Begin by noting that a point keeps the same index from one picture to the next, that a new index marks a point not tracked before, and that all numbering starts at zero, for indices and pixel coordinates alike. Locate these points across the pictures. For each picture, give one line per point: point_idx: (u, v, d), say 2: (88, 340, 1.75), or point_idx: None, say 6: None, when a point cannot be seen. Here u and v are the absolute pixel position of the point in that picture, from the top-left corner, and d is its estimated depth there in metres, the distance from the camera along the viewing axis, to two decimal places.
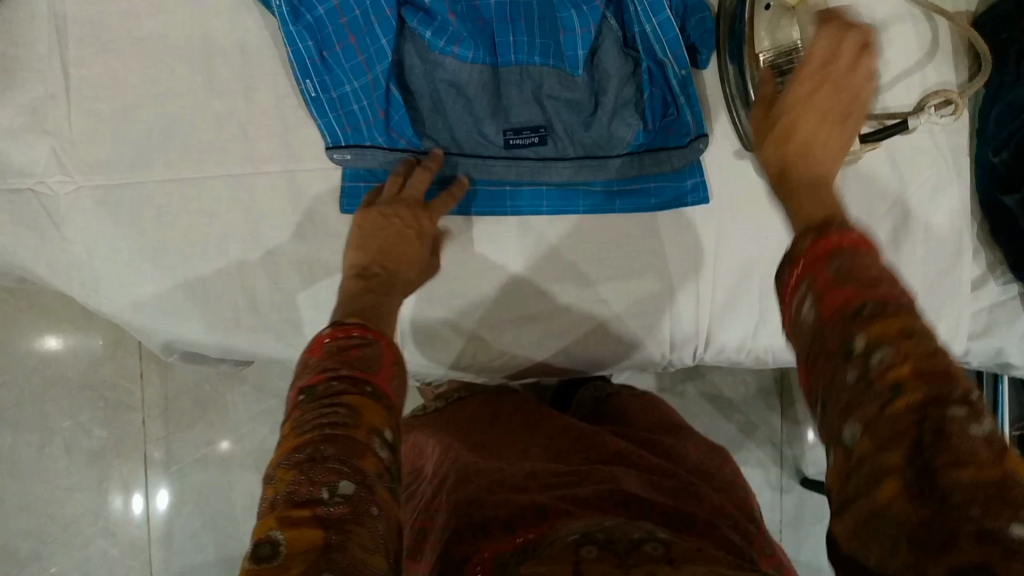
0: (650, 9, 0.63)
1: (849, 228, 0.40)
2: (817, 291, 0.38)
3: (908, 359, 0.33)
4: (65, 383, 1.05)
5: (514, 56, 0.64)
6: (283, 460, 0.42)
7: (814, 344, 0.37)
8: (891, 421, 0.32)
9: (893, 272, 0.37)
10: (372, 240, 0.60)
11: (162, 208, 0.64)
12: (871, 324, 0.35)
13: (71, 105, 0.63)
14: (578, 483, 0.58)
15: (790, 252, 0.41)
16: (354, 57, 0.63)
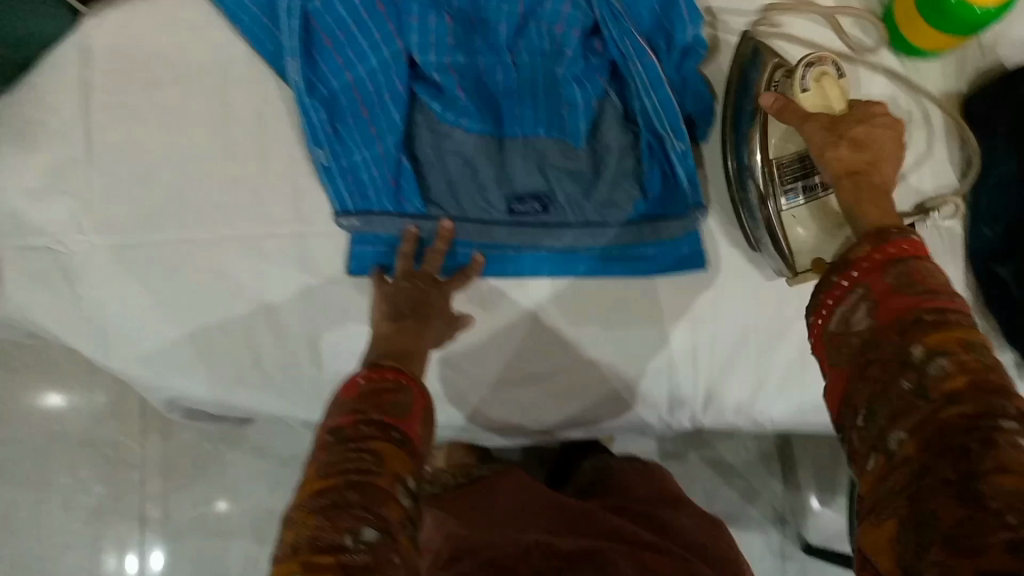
0: (650, 85, 0.65)
1: (907, 237, 0.46)
2: (876, 298, 0.44)
3: (963, 371, 0.39)
4: (67, 439, 1.05)
5: (519, 128, 0.67)
6: (308, 502, 0.45)
7: (868, 347, 0.44)
8: (935, 424, 0.38)
9: (949, 283, 0.44)
10: (400, 295, 0.62)
11: (174, 267, 0.66)
12: (930, 334, 0.41)
13: (90, 167, 0.66)
14: (571, 566, 0.59)
15: (849, 254, 0.48)
16: (365, 129, 0.65)
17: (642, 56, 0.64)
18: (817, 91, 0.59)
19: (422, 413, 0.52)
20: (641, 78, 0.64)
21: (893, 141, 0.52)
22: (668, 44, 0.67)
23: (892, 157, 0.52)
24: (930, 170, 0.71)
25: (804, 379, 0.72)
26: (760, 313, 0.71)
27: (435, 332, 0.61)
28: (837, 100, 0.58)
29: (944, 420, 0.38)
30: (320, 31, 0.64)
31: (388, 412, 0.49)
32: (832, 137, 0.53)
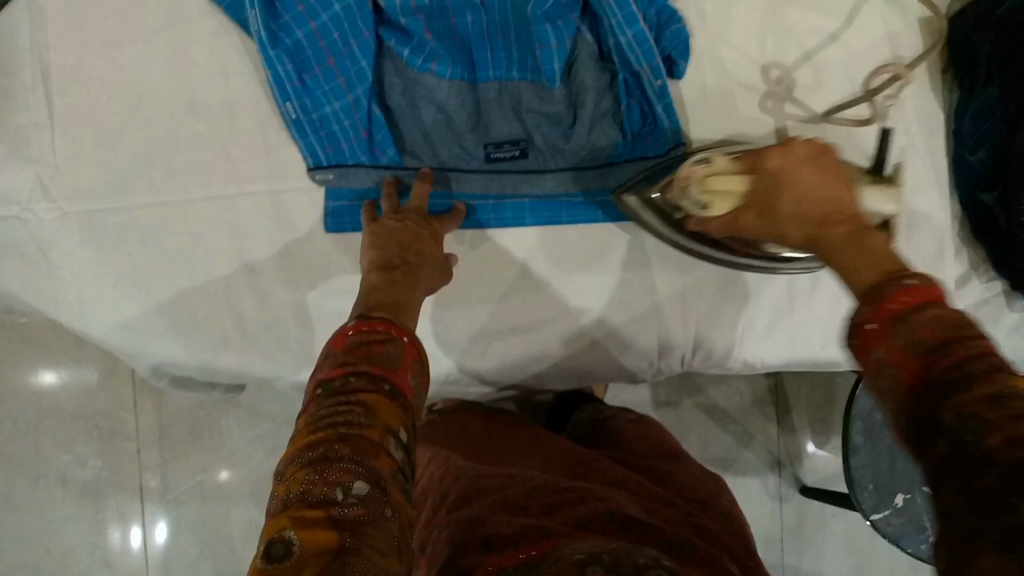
0: (623, 21, 0.63)
1: (900, 285, 0.42)
2: (894, 361, 0.39)
3: (995, 430, 0.33)
4: (60, 414, 1.05)
5: (492, 72, 0.66)
6: (296, 458, 0.44)
7: (902, 414, 0.39)
8: (982, 499, 0.32)
9: (965, 327, 0.38)
10: (387, 239, 0.61)
11: (148, 232, 0.65)
12: (954, 394, 0.35)
13: (56, 133, 0.64)
14: (580, 501, 0.59)
15: (853, 321, 0.43)
16: (334, 79, 0.64)
17: None
18: (718, 193, 0.55)
19: (416, 364, 0.51)
20: (614, 13, 0.63)
21: (819, 180, 0.51)
22: None
23: (840, 192, 0.51)
24: (911, 99, 0.70)
25: (792, 319, 0.71)
26: None
27: (429, 272, 0.60)
28: (737, 187, 0.54)
29: (985, 494, 0.32)
30: None
31: (379, 364, 0.48)
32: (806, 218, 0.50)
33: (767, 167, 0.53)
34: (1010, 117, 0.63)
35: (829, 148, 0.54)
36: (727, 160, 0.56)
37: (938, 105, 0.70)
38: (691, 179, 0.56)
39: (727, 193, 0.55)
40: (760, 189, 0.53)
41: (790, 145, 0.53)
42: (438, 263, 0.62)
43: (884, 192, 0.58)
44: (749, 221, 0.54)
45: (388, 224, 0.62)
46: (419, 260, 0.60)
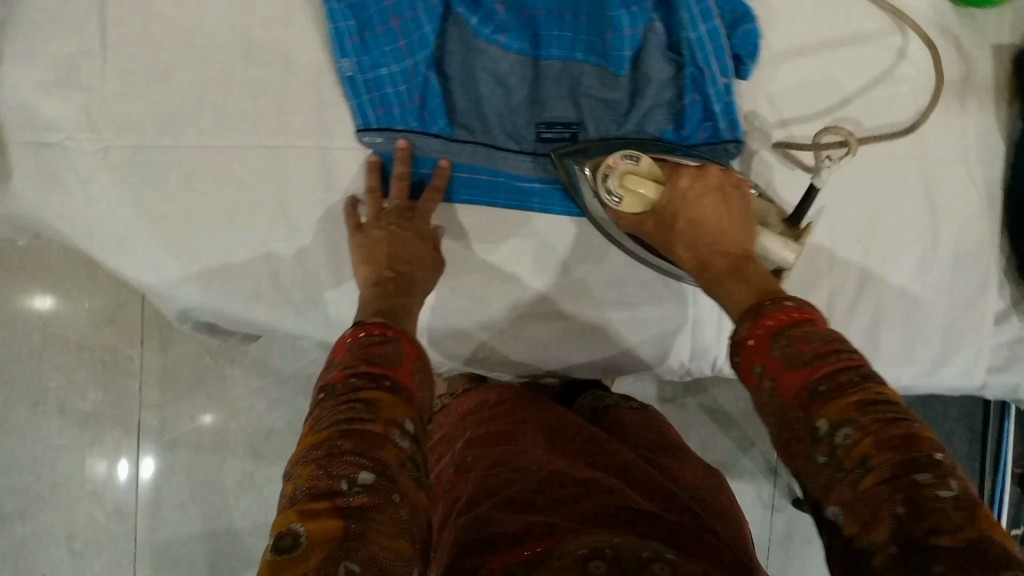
0: (700, 15, 0.62)
1: (776, 305, 0.50)
2: (772, 373, 0.48)
3: (868, 436, 0.42)
4: (64, 343, 1.04)
5: (555, 50, 0.64)
6: (302, 456, 0.45)
7: (781, 425, 0.47)
8: (863, 495, 0.41)
9: (828, 340, 0.47)
10: (375, 251, 0.62)
11: (191, 173, 0.63)
12: (828, 405, 0.44)
13: (106, 63, 0.62)
14: (585, 495, 0.59)
15: (736, 335, 0.52)
16: (395, 42, 0.62)
17: None
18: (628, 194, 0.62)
19: (415, 363, 0.53)
20: (691, 6, 0.61)
21: (710, 206, 0.60)
22: None
23: (732, 219, 0.60)
24: (975, 127, 0.69)
25: None
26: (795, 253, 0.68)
27: (423, 275, 0.62)
28: (651, 192, 0.62)
29: (866, 490, 0.41)
30: None
31: (379, 363, 0.50)
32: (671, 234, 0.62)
33: (676, 183, 0.62)
34: None
35: (736, 183, 0.62)
36: (648, 162, 0.62)
37: (1001, 136, 0.69)
38: (612, 170, 0.62)
39: (641, 195, 0.62)
40: (661, 202, 0.63)
41: (704, 172, 0.62)
42: (431, 260, 0.63)
43: (780, 240, 0.62)
44: (649, 230, 0.64)
45: (376, 224, 0.63)
46: (413, 272, 0.61)
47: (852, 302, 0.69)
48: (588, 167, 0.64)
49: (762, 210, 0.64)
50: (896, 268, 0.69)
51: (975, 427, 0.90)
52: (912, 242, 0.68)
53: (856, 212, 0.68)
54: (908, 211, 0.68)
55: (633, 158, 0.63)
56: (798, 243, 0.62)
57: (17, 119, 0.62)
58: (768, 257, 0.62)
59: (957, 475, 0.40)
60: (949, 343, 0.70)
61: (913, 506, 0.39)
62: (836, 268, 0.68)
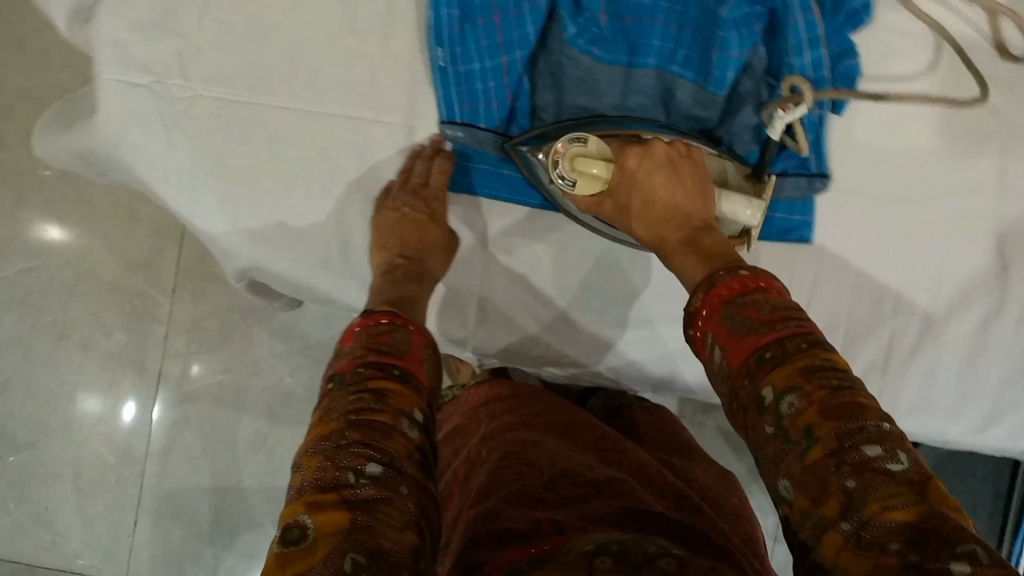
0: (806, 43, 0.61)
1: (725, 277, 0.49)
2: (721, 343, 0.46)
3: (813, 404, 0.40)
4: (96, 281, 1.03)
5: (653, 61, 0.63)
6: (310, 446, 0.44)
7: (732, 395, 0.46)
8: (812, 468, 0.39)
9: (777, 310, 0.45)
10: (391, 235, 0.62)
11: (276, 133, 0.63)
12: (773, 373, 0.42)
13: (206, 11, 0.62)
14: (594, 495, 0.56)
15: (689, 308, 0.51)
16: (493, 37, 0.62)
17: (805, 11, 0.61)
18: (581, 179, 0.60)
19: (425, 350, 0.52)
20: (799, 33, 0.61)
21: (667, 178, 0.60)
22: (835, 5, 0.63)
23: (686, 191, 0.59)
24: None
25: (883, 379, 0.69)
26: (861, 292, 0.68)
27: (434, 260, 0.63)
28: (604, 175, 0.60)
29: (814, 462, 0.39)
30: None
31: (388, 352, 0.49)
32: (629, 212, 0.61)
33: (625, 164, 0.61)
34: None
35: (686, 154, 0.62)
36: (597, 143, 0.61)
37: None
38: (562, 156, 0.60)
39: (594, 176, 0.60)
40: (614, 186, 0.61)
41: (649, 148, 0.61)
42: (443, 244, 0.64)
43: (744, 200, 0.62)
44: (607, 210, 0.62)
45: (401, 198, 0.63)
46: (424, 257, 0.62)
47: (913, 348, 0.68)
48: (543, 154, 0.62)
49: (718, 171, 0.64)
50: (962, 322, 0.68)
51: (1001, 489, 0.90)
52: (980, 297, 0.68)
53: (929, 262, 0.68)
54: (979, 267, 0.68)
55: (580, 142, 0.61)
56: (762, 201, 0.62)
57: (109, 55, 0.62)
58: (735, 218, 0.62)
59: (905, 443, 0.39)
60: (1000, 407, 0.70)
61: (862, 479, 0.38)
62: (900, 313, 0.68)
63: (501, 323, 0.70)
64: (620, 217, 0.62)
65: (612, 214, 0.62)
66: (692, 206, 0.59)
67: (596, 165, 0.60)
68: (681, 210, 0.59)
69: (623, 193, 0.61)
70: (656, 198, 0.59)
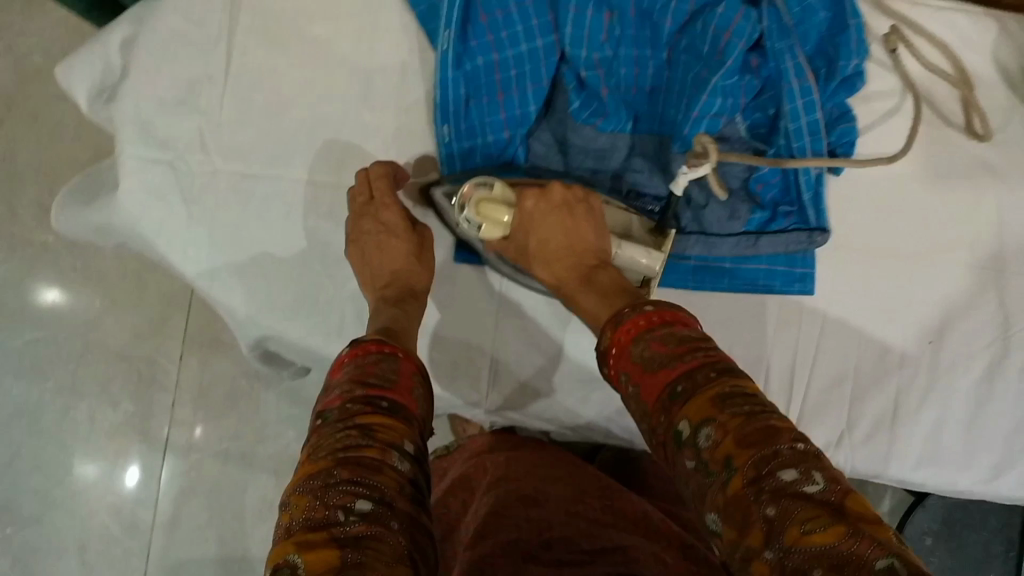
0: (802, 107, 0.64)
1: (633, 314, 0.51)
2: (636, 381, 0.48)
3: (729, 434, 0.41)
4: (103, 350, 1.03)
5: (655, 125, 0.67)
6: (299, 486, 0.44)
7: (652, 428, 0.47)
8: (733, 499, 0.39)
9: (688, 345, 0.47)
10: (366, 265, 0.63)
11: (293, 204, 0.65)
12: (688, 405, 0.44)
13: (227, 90, 0.65)
14: (588, 557, 0.56)
15: (601, 348, 0.53)
16: (496, 113, 0.65)
17: (800, 77, 0.64)
18: (485, 221, 0.60)
19: (414, 381, 0.52)
20: (795, 98, 0.64)
21: (562, 223, 0.61)
22: (829, 71, 0.67)
23: (583, 235, 0.61)
24: None
25: (893, 433, 0.69)
26: (865, 343, 0.69)
27: (414, 273, 0.63)
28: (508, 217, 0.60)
29: (734, 493, 0.39)
30: (479, 7, 0.63)
31: (375, 385, 0.50)
32: (530, 256, 0.63)
33: (523, 206, 0.62)
34: None
35: (583, 197, 0.63)
36: (501, 186, 0.61)
37: None
38: (467, 200, 0.60)
39: (500, 220, 0.60)
40: (514, 228, 0.62)
41: (546, 190, 0.62)
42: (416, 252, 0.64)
43: (641, 247, 0.63)
44: (512, 255, 0.64)
45: (361, 226, 0.63)
46: (400, 275, 0.62)
47: (919, 401, 0.69)
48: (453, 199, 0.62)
49: (621, 219, 0.65)
50: (969, 374, 0.69)
51: (1012, 535, 0.91)
52: (981, 351, 0.69)
53: (929, 312, 0.70)
54: (981, 318, 0.69)
55: (485, 185, 0.61)
56: (661, 250, 0.63)
57: (131, 132, 0.64)
58: (636, 267, 0.63)
59: (822, 462, 0.39)
60: (1010, 452, 0.69)
61: (781, 505, 0.38)
62: (905, 365, 0.69)
63: (513, 387, 0.70)
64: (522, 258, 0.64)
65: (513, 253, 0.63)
66: (588, 247, 0.61)
67: (500, 207, 0.60)
68: (580, 254, 0.61)
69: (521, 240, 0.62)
70: (554, 244, 0.62)
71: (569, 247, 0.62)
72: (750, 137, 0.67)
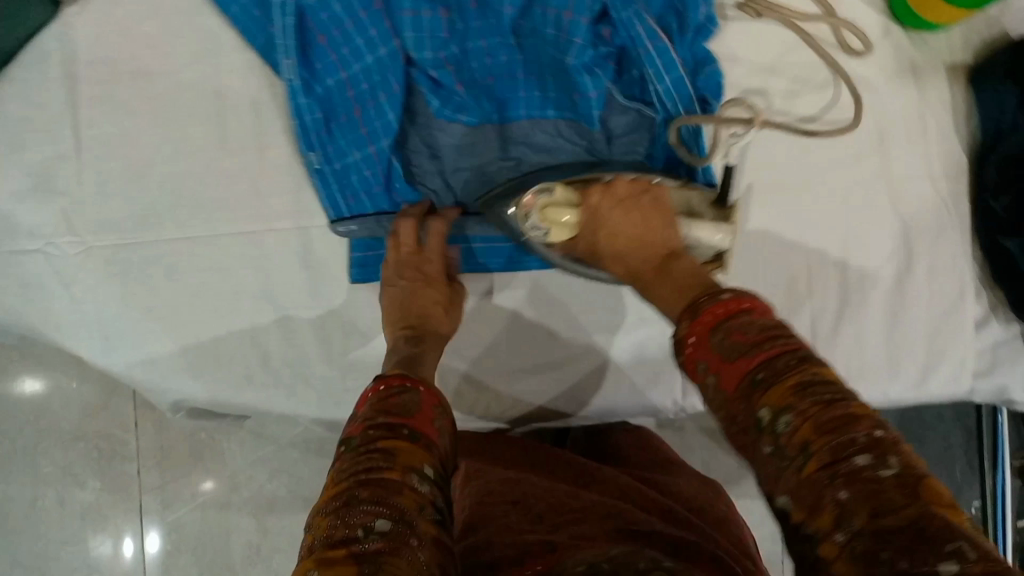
0: (663, 68, 0.63)
1: (713, 301, 0.47)
2: (714, 370, 0.44)
3: (808, 420, 0.38)
4: (56, 435, 0.96)
5: (524, 110, 0.65)
6: (322, 507, 0.44)
7: (729, 421, 0.43)
8: (806, 482, 0.37)
9: (772, 330, 0.43)
10: (396, 311, 0.62)
11: (174, 264, 0.64)
12: (767, 394, 0.40)
13: (82, 165, 0.64)
14: (583, 518, 0.56)
15: (677, 336, 0.48)
16: (357, 130, 0.63)
17: (653, 39, 0.62)
18: (551, 223, 0.61)
19: (436, 410, 0.51)
20: (654, 62, 0.63)
21: (627, 215, 0.60)
22: (681, 24, 0.65)
23: (650, 224, 0.60)
24: (937, 144, 0.70)
25: None
26: (777, 277, 0.69)
27: (437, 321, 0.62)
28: (573, 217, 0.61)
29: (808, 475, 0.37)
30: (315, 29, 0.63)
31: (397, 413, 0.49)
32: (598, 250, 0.62)
33: (589, 203, 0.62)
34: None
35: (646, 188, 0.62)
36: (564, 189, 0.61)
37: (962, 148, 0.70)
38: (530, 208, 0.61)
39: (565, 223, 0.61)
40: (582, 227, 0.62)
41: (611, 186, 0.62)
42: (445, 300, 0.63)
43: (711, 225, 0.61)
44: (581, 253, 0.64)
45: (402, 272, 0.63)
46: (424, 318, 0.61)
47: (836, 322, 0.69)
48: (514, 208, 0.62)
49: (681, 199, 0.63)
50: (878, 288, 0.69)
51: (969, 425, 0.90)
52: (884, 262, 0.69)
53: (832, 237, 0.69)
54: (882, 228, 0.69)
55: (547, 190, 0.61)
56: (730, 224, 0.62)
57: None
58: (707, 244, 0.62)
59: (904, 451, 0.36)
60: (932, 355, 0.70)
61: (854, 490, 0.35)
62: (816, 292, 0.69)
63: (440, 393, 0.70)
64: (592, 254, 0.63)
65: (587, 248, 0.63)
66: (651, 232, 0.59)
67: (566, 208, 0.61)
68: (644, 241, 0.59)
69: (589, 236, 0.62)
70: (618, 235, 0.60)
71: (632, 235, 0.60)
72: (628, 100, 0.65)
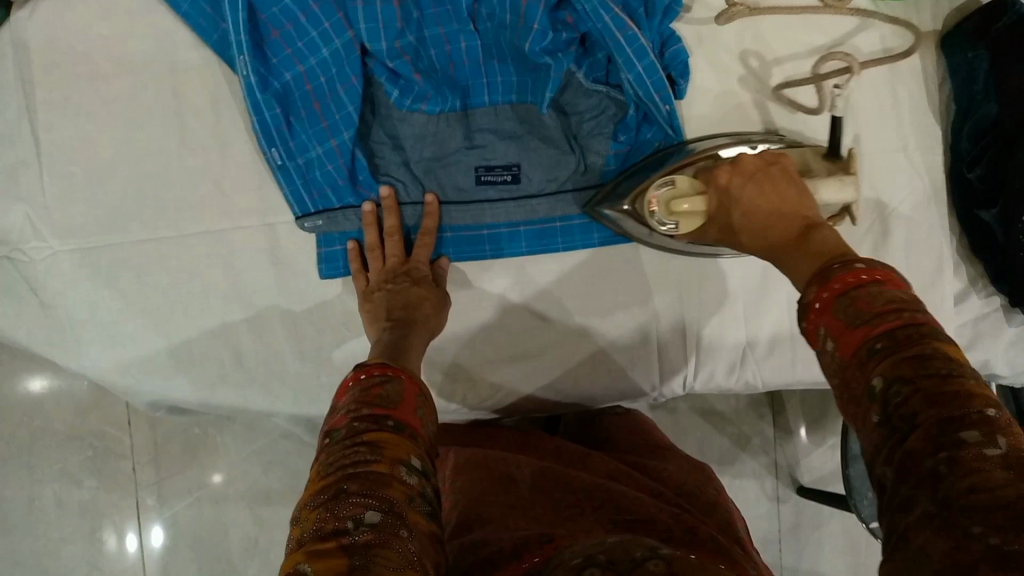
0: (633, 55, 0.60)
1: (845, 266, 0.42)
2: (834, 335, 0.39)
3: (919, 392, 0.34)
4: (50, 436, 0.96)
5: (486, 97, 0.65)
6: (309, 501, 0.43)
7: (843, 389, 0.39)
8: (908, 457, 0.34)
9: (916, 305, 0.38)
10: (387, 307, 0.62)
11: (142, 265, 0.64)
12: (885, 362, 0.36)
13: (43, 172, 0.63)
14: (581, 512, 0.54)
15: (802, 300, 0.43)
16: (318, 123, 0.63)
17: (622, 28, 0.60)
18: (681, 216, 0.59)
19: (417, 400, 0.50)
20: (624, 50, 0.60)
21: (760, 189, 0.55)
22: (647, 9, 0.63)
23: (787, 201, 0.54)
24: (911, 116, 0.69)
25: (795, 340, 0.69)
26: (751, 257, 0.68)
27: (424, 315, 0.61)
28: (699, 205, 0.58)
29: (909, 449, 0.34)
30: (267, 24, 0.62)
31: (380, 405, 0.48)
32: (731, 232, 0.57)
33: (717, 183, 0.58)
34: (1008, 136, 0.63)
35: (774, 160, 0.57)
36: (687, 178, 0.60)
37: (938, 118, 0.69)
38: (656, 205, 0.61)
39: (690, 212, 0.59)
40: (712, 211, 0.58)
41: (738, 164, 0.57)
42: (434, 299, 0.63)
43: (834, 182, 0.60)
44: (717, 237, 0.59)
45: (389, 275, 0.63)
46: (411, 310, 0.61)
47: None
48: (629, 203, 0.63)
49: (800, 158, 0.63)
50: None
51: None
52: (862, 237, 0.69)
53: None
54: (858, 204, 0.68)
55: (669, 184, 0.60)
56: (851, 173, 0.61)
57: None
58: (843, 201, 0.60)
59: (1014, 434, 0.33)
60: None
61: (955, 463, 0.32)
62: None
63: None
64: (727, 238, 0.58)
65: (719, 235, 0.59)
66: (784, 205, 0.53)
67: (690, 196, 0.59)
68: (775, 215, 0.53)
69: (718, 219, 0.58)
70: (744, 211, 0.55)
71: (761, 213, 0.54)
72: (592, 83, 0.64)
